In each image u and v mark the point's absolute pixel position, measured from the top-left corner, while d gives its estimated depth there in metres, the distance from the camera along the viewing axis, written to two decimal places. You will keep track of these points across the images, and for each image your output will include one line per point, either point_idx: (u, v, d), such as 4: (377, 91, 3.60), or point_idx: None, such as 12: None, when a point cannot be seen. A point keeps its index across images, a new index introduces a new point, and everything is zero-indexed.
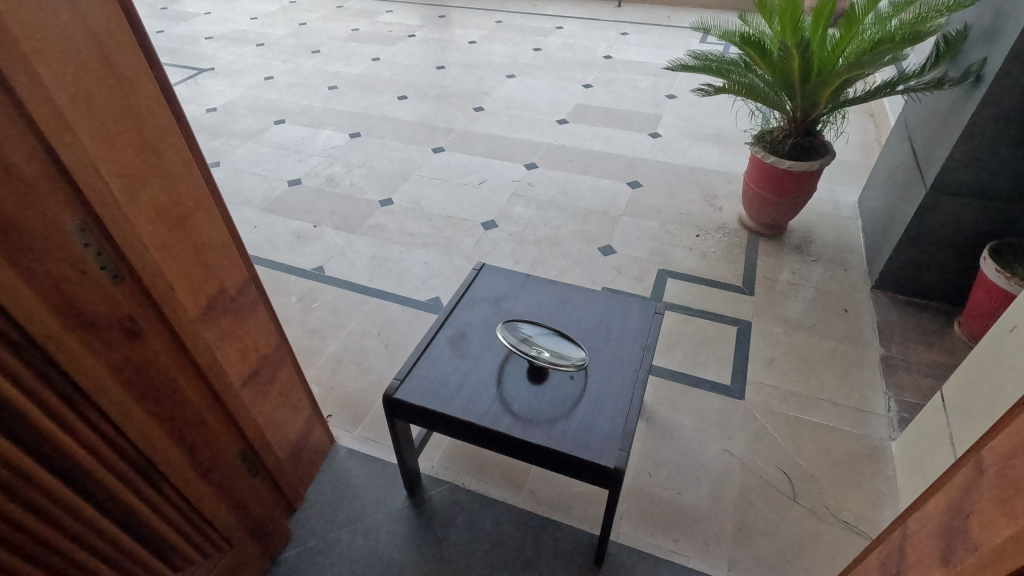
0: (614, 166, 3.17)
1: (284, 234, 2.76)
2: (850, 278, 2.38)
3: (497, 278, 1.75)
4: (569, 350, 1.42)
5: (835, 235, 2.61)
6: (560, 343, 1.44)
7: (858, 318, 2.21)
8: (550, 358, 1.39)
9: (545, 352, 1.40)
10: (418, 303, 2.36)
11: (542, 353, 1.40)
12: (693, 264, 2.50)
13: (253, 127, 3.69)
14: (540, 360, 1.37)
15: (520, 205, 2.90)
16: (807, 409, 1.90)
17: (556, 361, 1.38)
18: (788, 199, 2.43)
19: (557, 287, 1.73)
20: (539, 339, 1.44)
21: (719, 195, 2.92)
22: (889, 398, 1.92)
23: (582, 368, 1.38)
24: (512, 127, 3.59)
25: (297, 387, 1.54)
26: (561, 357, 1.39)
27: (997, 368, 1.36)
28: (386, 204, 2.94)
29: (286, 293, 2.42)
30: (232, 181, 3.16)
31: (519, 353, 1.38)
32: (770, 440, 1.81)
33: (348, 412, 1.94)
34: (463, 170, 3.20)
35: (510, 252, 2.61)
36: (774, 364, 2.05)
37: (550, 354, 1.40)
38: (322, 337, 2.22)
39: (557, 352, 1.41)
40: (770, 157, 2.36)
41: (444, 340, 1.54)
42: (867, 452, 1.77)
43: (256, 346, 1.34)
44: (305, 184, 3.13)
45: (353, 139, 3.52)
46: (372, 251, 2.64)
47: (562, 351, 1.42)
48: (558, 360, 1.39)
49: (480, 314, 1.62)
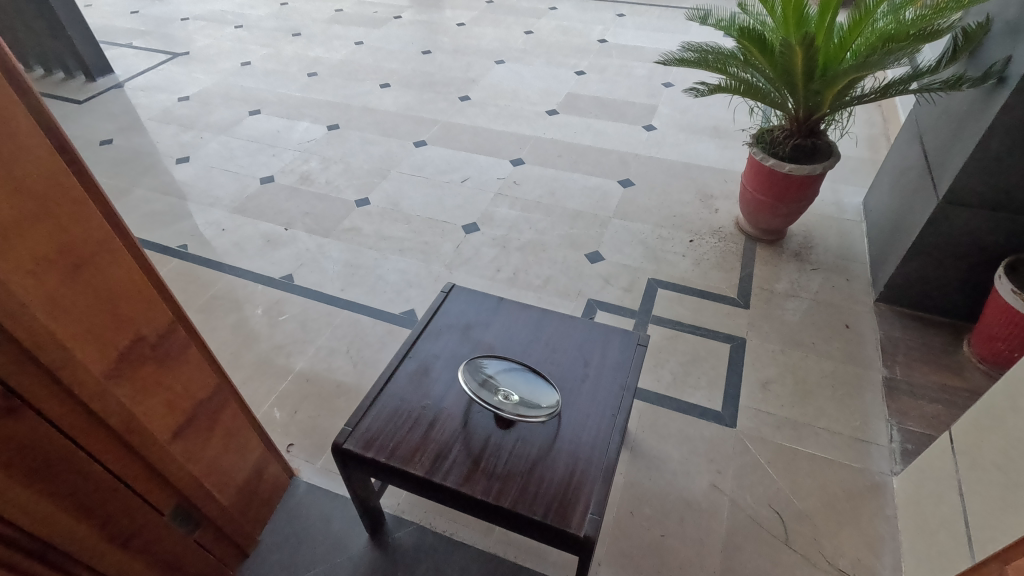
0: (605, 162, 3.00)
1: (254, 238, 2.61)
2: (852, 289, 2.23)
3: (467, 301, 1.61)
4: (541, 393, 1.29)
5: (837, 240, 2.45)
6: (532, 383, 1.32)
7: (860, 334, 2.06)
8: (520, 405, 1.24)
9: (513, 396, 1.27)
10: (392, 315, 2.22)
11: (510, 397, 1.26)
12: (685, 273, 2.35)
13: (226, 118, 3.50)
14: (506, 406, 1.22)
15: (505, 205, 2.74)
16: (802, 438, 1.77)
17: (524, 408, 1.24)
18: (788, 205, 2.27)
19: (532, 311, 1.59)
20: (506, 381, 1.31)
21: (715, 194, 2.75)
22: (892, 426, 1.78)
23: (554, 415, 1.25)
24: (499, 119, 3.40)
25: (246, 426, 1.41)
26: (530, 401, 1.26)
27: (1014, 416, 1.22)
28: (363, 205, 2.78)
29: (252, 305, 2.28)
30: (202, 179, 3.00)
31: (483, 401, 1.23)
32: (762, 474, 1.68)
33: (311, 440, 1.82)
34: (445, 166, 3.02)
35: (492, 259, 2.45)
36: (769, 387, 1.91)
37: (520, 399, 1.26)
38: (287, 355, 2.09)
39: (525, 396, 1.28)
40: (770, 160, 2.19)
41: (405, 375, 1.40)
42: (866, 488, 1.64)
43: (193, 393, 1.21)
44: (278, 182, 2.96)
45: (331, 132, 3.34)
46: (346, 257, 2.49)
47: (532, 395, 1.28)
48: (527, 407, 1.24)
49: (447, 344, 1.49)
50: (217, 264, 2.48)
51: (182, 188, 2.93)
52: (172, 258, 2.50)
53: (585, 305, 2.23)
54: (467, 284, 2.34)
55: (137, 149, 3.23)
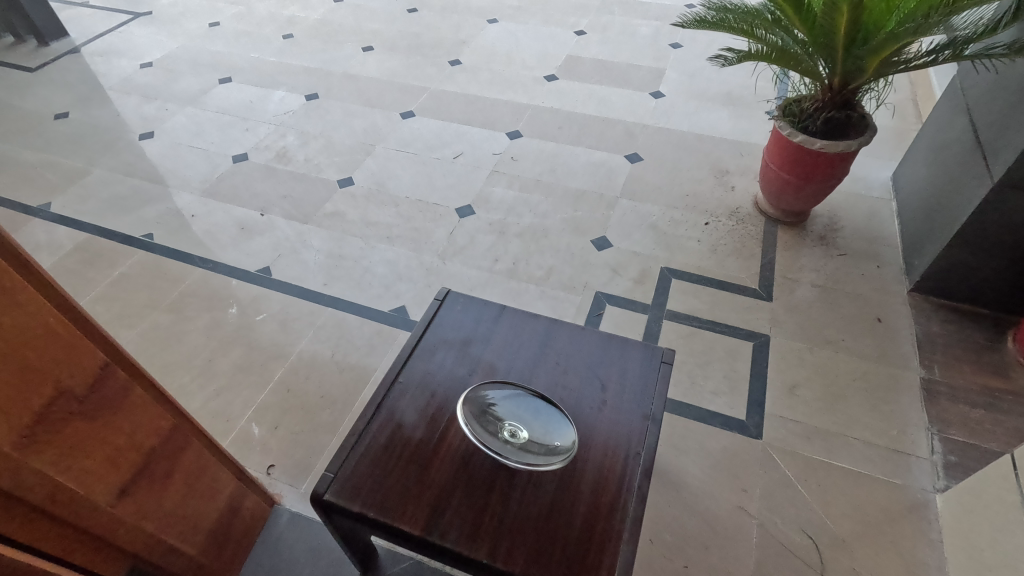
0: (610, 134, 2.75)
1: (227, 225, 2.37)
2: (884, 277, 2.05)
3: (463, 312, 1.41)
4: (556, 427, 1.12)
5: (865, 222, 2.25)
6: (548, 414, 1.14)
7: (894, 330, 1.89)
8: (527, 447, 1.09)
9: (522, 432, 1.11)
10: (381, 313, 2.02)
11: (516, 435, 1.11)
12: (701, 261, 2.15)
13: (194, 87, 3.19)
14: (508, 451, 1.08)
15: (502, 185, 2.51)
16: (835, 450, 1.61)
17: (531, 452, 1.09)
18: (815, 185, 2.06)
19: (538, 322, 1.39)
20: (517, 408, 1.14)
21: (731, 170, 2.53)
22: (932, 435, 1.63)
23: (567, 462, 1.08)
24: (493, 86, 3.12)
25: (212, 463, 1.22)
26: (540, 440, 1.10)
27: None
28: (346, 186, 2.54)
29: (226, 303, 2.07)
30: (168, 157, 2.73)
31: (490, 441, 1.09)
32: (793, 493, 1.53)
33: (294, 460, 1.65)
34: (435, 141, 2.77)
35: (489, 247, 2.24)
36: (797, 391, 1.74)
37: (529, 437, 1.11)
38: (265, 360, 1.89)
39: (537, 432, 1.12)
40: (798, 136, 1.96)
41: (395, 404, 1.21)
42: (907, 508, 1.49)
43: (141, 441, 1.01)
44: (253, 160, 2.70)
45: (310, 102, 3.05)
46: (329, 247, 2.27)
47: (545, 430, 1.12)
48: (535, 451, 1.09)
49: (442, 365, 1.30)
50: (186, 255, 2.25)
51: (147, 168, 2.66)
52: (136, 249, 2.26)
53: (592, 299, 2.03)
54: (463, 276, 2.14)
55: (96, 124, 2.93)
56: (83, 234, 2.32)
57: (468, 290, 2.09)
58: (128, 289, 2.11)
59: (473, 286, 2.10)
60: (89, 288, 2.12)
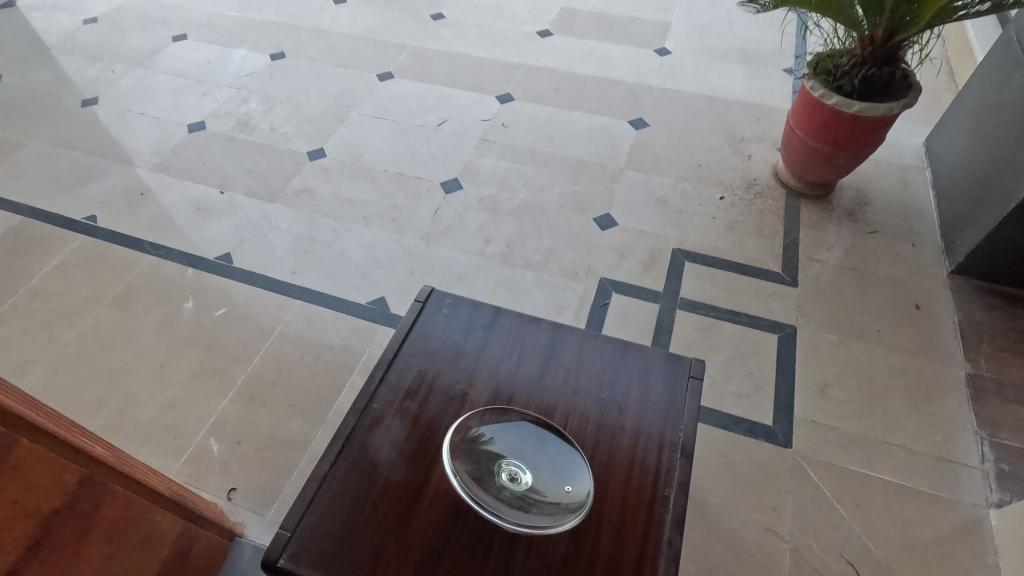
0: (612, 97, 2.47)
1: (182, 205, 2.10)
2: (920, 258, 1.84)
3: (451, 316, 1.18)
4: (566, 466, 0.94)
5: (897, 195, 2.03)
6: (555, 449, 0.95)
7: (934, 318, 1.69)
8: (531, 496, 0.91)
9: (526, 476, 0.93)
10: (357, 306, 1.79)
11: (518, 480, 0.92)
12: (716, 241, 1.92)
13: (144, 46, 2.84)
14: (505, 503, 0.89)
15: (492, 156, 2.25)
16: (874, 460, 1.42)
17: (536, 500, 0.91)
18: (848, 153, 1.82)
19: (541, 327, 1.16)
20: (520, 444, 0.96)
21: (746, 137, 2.27)
22: (982, 441, 1.45)
23: (581, 514, 0.89)
24: (481, 42, 2.80)
25: (149, 513, 0.97)
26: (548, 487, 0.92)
27: None
28: (317, 158, 2.26)
29: (180, 296, 1.82)
30: (114, 127, 2.41)
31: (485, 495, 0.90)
32: (828, 512, 1.34)
33: (259, 481, 1.43)
34: (417, 106, 2.47)
35: (479, 227, 1.99)
36: (829, 392, 1.55)
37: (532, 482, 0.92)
38: (226, 363, 1.66)
39: (542, 474, 0.93)
40: (833, 97, 1.71)
41: (368, 435, 0.99)
42: (957, 527, 1.32)
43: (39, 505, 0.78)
44: (211, 130, 2.40)
45: (275, 62, 2.73)
46: (298, 229, 2.01)
47: (553, 471, 0.93)
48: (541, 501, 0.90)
49: (427, 383, 1.07)
50: (134, 240, 1.98)
51: (90, 139, 2.36)
52: (77, 234, 1.99)
53: (597, 286, 1.81)
54: (450, 261, 1.90)
55: (32, 88, 2.60)
56: (15, 217, 2.04)
57: (456, 278, 1.85)
58: (68, 281, 1.85)
59: (462, 274, 1.86)
60: (21, 280, 1.85)
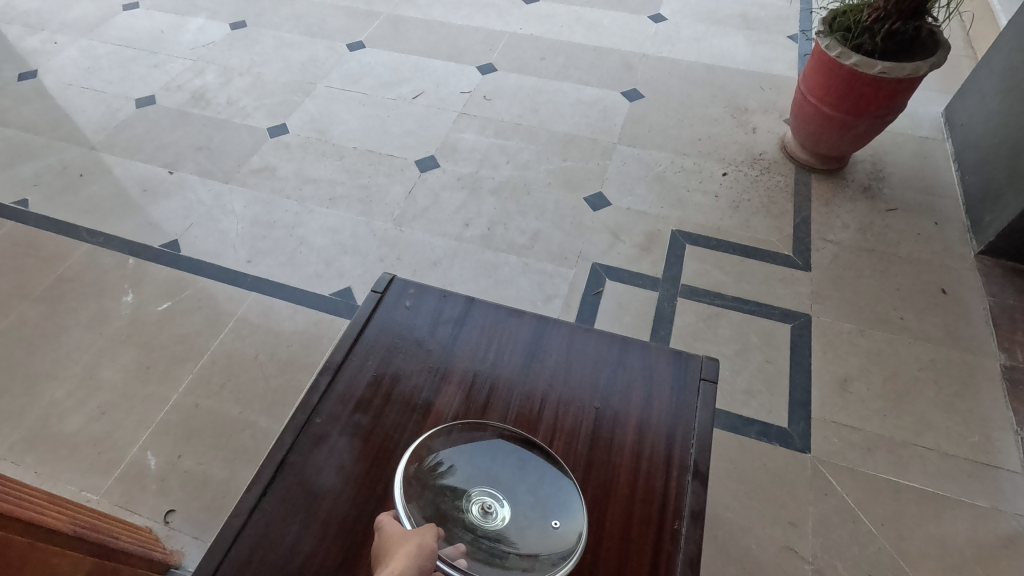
0: (603, 66, 2.27)
1: (125, 187, 1.88)
2: (944, 238, 1.67)
3: (415, 310, 0.99)
4: (552, 492, 0.72)
5: (916, 168, 1.85)
6: (541, 473, 0.74)
7: (962, 303, 1.52)
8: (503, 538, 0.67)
9: (501, 510, 0.69)
10: (320, 298, 1.59)
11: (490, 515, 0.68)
12: (720, 221, 1.74)
13: (90, 14, 2.59)
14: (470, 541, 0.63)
15: (472, 130, 2.04)
16: (905, 466, 1.26)
17: (512, 541, 0.67)
18: (867, 121, 1.63)
19: (522, 321, 0.97)
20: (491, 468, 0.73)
21: (750, 107, 2.08)
22: (1023, 441, 1.29)
23: (569, 562, 0.66)
24: (461, 9, 2.58)
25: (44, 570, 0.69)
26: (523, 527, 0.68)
27: None
28: (279, 134, 2.04)
29: (119, 289, 1.61)
30: (53, 101, 2.18)
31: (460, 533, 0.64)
32: (855, 527, 1.17)
33: (202, 500, 1.24)
34: (389, 77, 2.25)
35: (458, 208, 1.80)
36: (850, 387, 1.38)
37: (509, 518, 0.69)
38: (169, 363, 1.46)
39: (521, 508, 0.70)
40: (852, 57, 1.52)
41: (308, 457, 0.80)
42: (1000, 542, 1.16)
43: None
44: (161, 104, 2.17)
45: (235, 31, 2.49)
46: (255, 212, 1.80)
47: (536, 502, 0.71)
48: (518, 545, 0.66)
49: (384, 391, 0.88)
50: (70, 226, 1.76)
51: (25, 115, 2.12)
52: (5, 220, 1.76)
53: (588, 272, 1.62)
54: (425, 246, 1.70)
55: None
56: None
57: (431, 264, 1.65)
58: None
59: (438, 259, 1.66)
60: None
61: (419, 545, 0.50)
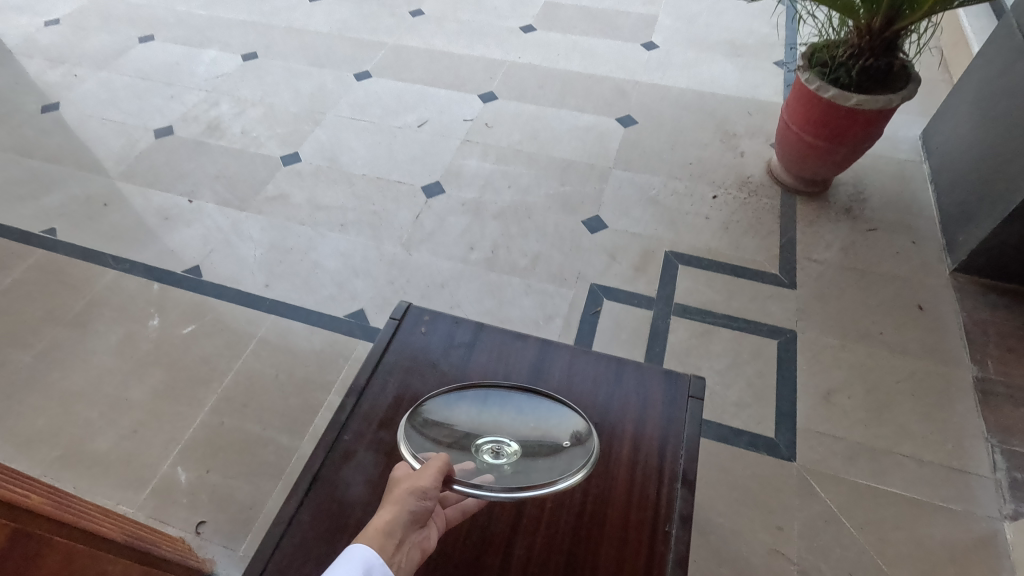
0: (598, 93, 2.38)
1: (147, 215, 1.98)
2: (921, 255, 1.77)
3: (430, 334, 1.09)
4: (548, 417, 0.79)
5: (896, 189, 1.96)
6: (532, 408, 0.81)
7: (938, 318, 1.62)
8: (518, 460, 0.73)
9: (509, 446, 0.74)
10: (334, 320, 1.69)
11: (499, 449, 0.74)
12: (710, 242, 1.84)
13: (108, 47, 2.71)
14: (494, 475, 0.69)
15: (475, 157, 2.15)
16: (884, 472, 1.35)
17: (535, 459, 0.73)
18: (845, 148, 1.74)
19: (526, 343, 1.07)
20: (487, 417, 0.79)
21: (739, 131, 2.20)
22: (993, 448, 1.38)
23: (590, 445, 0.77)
24: (462, 38, 2.70)
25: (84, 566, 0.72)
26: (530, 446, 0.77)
27: None
28: (291, 163, 2.15)
29: (144, 313, 1.71)
30: (75, 133, 2.28)
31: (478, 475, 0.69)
32: (837, 530, 1.26)
33: (228, 512, 1.33)
34: (395, 105, 2.37)
35: (462, 232, 1.90)
36: (833, 399, 1.47)
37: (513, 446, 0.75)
38: (194, 384, 1.55)
39: (528, 435, 0.77)
40: (829, 90, 1.63)
41: (339, 471, 0.90)
42: (972, 543, 1.24)
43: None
44: (178, 135, 2.28)
45: (247, 62, 2.61)
46: (271, 238, 1.91)
47: (539, 429, 0.78)
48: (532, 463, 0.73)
49: (403, 411, 0.98)
50: (96, 254, 1.86)
51: (49, 146, 2.23)
52: (35, 249, 1.86)
53: (587, 292, 1.72)
54: (432, 269, 1.80)
55: None
56: None
57: (439, 286, 1.75)
58: (22, 299, 1.73)
59: (445, 281, 1.76)
60: None
61: (413, 488, 0.64)
